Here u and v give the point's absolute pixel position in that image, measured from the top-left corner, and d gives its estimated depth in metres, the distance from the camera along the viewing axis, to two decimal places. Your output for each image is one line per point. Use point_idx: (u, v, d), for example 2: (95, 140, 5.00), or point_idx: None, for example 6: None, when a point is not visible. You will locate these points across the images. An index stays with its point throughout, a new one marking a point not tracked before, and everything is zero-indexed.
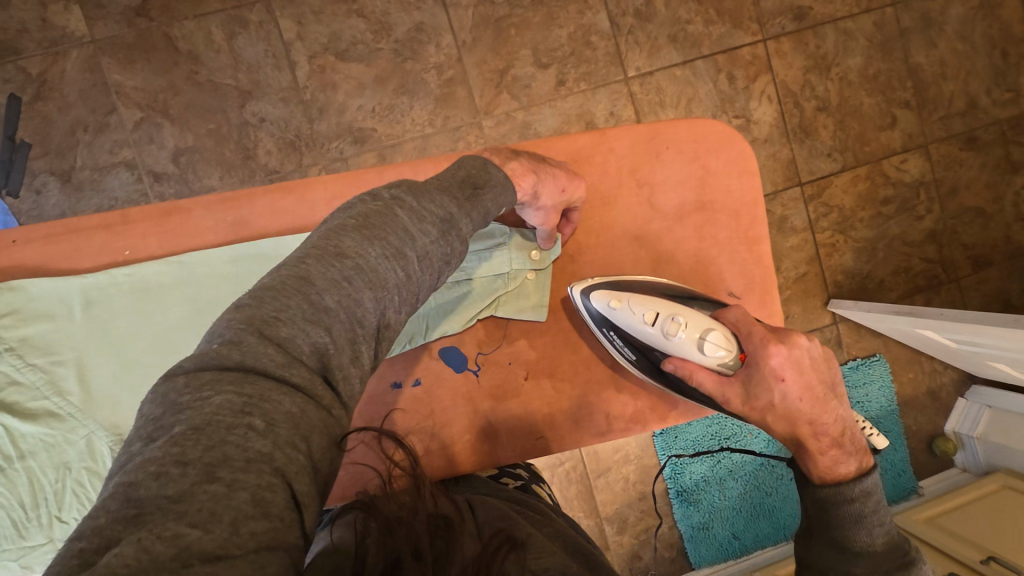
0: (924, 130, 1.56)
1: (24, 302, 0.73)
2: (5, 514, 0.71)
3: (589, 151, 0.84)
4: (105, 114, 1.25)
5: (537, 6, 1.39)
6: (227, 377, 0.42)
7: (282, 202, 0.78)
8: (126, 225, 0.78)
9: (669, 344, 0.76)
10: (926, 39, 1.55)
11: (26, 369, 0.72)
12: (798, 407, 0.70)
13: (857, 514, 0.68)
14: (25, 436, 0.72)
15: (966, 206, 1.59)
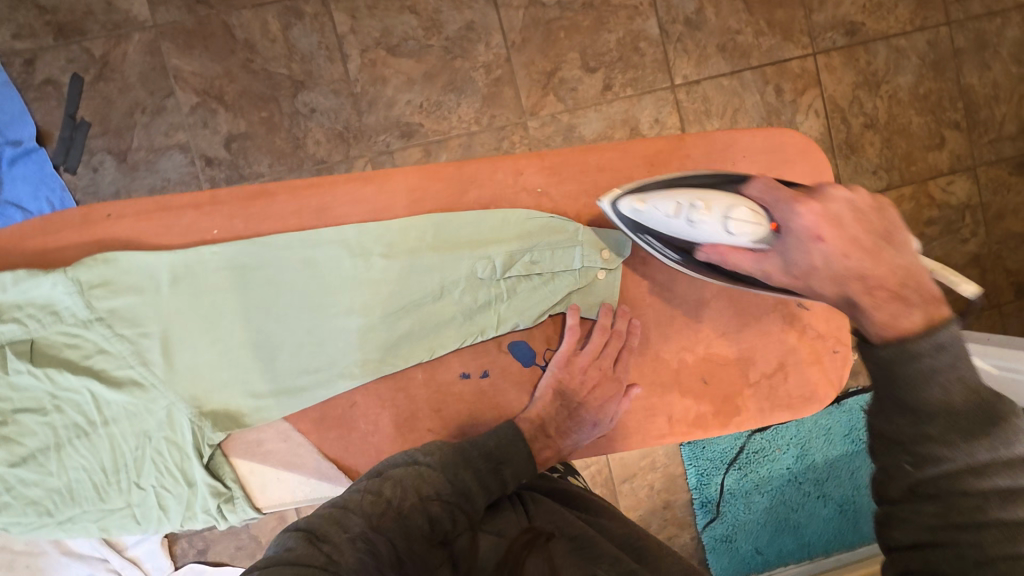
0: (972, 153, 1.54)
1: (116, 275, 0.76)
2: (86, 477, 0.78)
3: (662, 155, 0.84)
4: (163, 97, 1.28)
5: (587, 10, 1.39)
6: (378, 482, 0.64)
7: (363, 190, 0.80)
8: (216, 204, 0.78)
9: (697, 232, 0.77)
10: (980, 61, 1.53)
11: (115, 340, 0.76)
12: (843, 267, 0.67)
13: (942, 384, 0.53)
14: (109, 403, 0.78)
15: (1012, 231, 1.57)
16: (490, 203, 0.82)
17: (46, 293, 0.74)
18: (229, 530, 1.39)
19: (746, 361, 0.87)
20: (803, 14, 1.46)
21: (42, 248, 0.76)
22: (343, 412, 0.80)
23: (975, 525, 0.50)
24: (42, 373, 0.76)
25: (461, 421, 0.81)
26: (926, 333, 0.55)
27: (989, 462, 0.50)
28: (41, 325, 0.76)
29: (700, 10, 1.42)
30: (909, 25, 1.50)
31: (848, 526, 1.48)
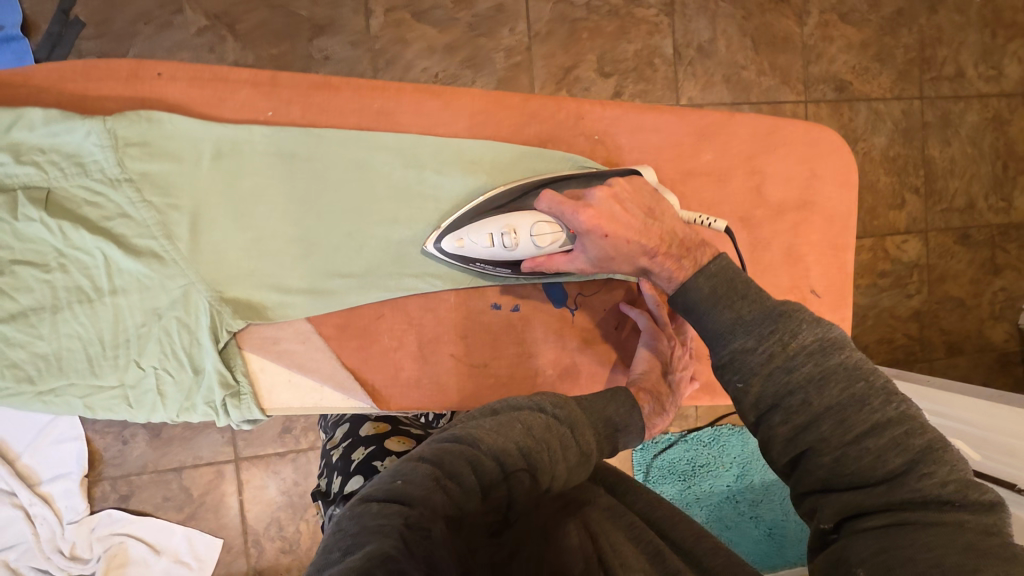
0: (927, 218, 1.70)
1: (157, 137, 0.71)
2: (79, 347, 0.72)
3: (715, 128, 0.87)
4: (171, 12, 1.21)
5: (612, 17, 1.44)
6: (502, 423, 0.62)
7: (427, 103, 0.79)
8: (275, 86, 0.76)
9: (518, 253, 0.77)
10: (942, 137, 1.69)
11: (141, 205, 0.71)
12: (627, 250, 0.74)
13: (732, 323, 0.63)
14: (122, 272, 0.72)
15: (950, 295, 1.73)
16: (549, 140, 0.84)
17: (76, 140, 0.69)
18: (159, 479, 1.28)
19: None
20: (802, 63, 1.57)
21: (78, 93, 0.71)
22: (368, 324, 0.81)
23: (851, 448, 0.56)
24: (53, 226, 0.69)
25: (484, 350, 0.84)
26: (702, 272, 0.67)
27: (815, 372, 0.58)
28: (61, 174, 0.70)
29: (713, 40, 1.50)
30: (887, 92, 1.64)
31: (775, 549, 1.54)
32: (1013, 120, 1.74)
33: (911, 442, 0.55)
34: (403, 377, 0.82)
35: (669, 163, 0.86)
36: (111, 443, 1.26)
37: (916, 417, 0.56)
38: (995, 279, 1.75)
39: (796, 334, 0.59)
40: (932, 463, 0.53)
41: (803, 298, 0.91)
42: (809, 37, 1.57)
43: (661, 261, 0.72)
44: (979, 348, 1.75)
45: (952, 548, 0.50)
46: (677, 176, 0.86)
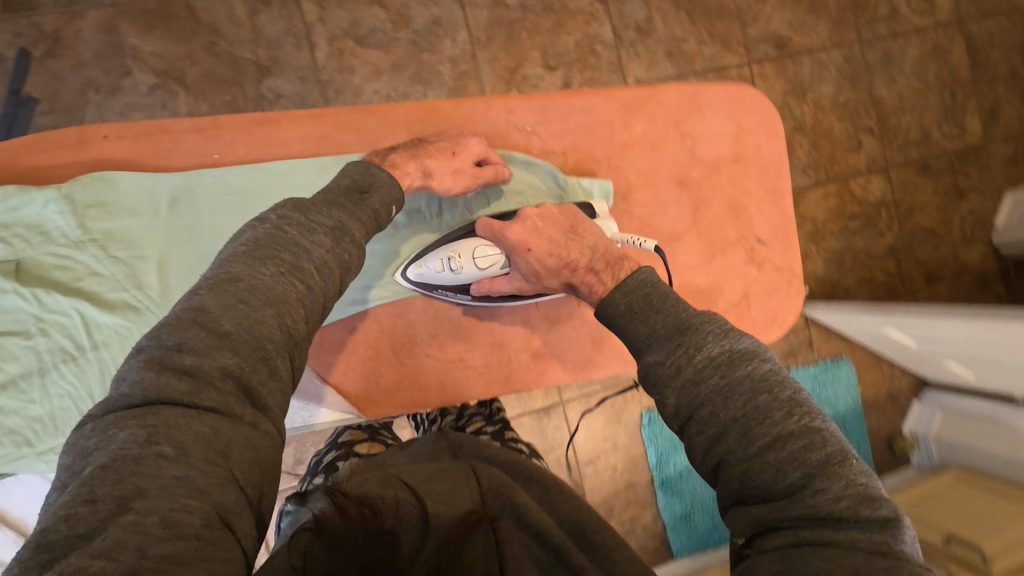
0: (885, 156, 1.74)
1: (114, 196, 0.74)
2: (73, 406, 0.71)
3: (639, 100, 0.89)
4: (119, 76, 1.24)
5: (548, 13, 1.47)
6: (268, 305, 0.52)
7: (366, 120, 0.82)
8: (218, 129, 0.79)
9: (464, 276, 0.81)
10: (887, 75, 1.73)
11: (108, 261, 0.73)
12: (553, 264, 0.76)
13: (648, 336, 0.63)
14: (100, 326, 0.72)
15: (920, 226, 1.77)
16: (489, 137, 0.86)
17: (38, 211, 0.72)
18: None
19: (712, 292, 0.90)
20: (739, 27, 1.61)
21: (34, 164, 0.74)
22: (342, 337, 0.83)
23: (754, 459, 0.53)
24: (27, 294, 0.70)
25: (456, 344, 0.86)
26: (618, 288, 0.67)
27: (719, 383, 0.56)
28: (29, 246, 0.71)
29: (649, 19, 1.54)
30: (826, 42, 1.68)
31: None
32: (953, 48, 1.79)
33: (810, 456, 0.52)
34: (383, 383, 0.84)
35: (603, 139, 0.88)
36: None
37: (821, 431, 0.53)
38: (961, 203, 1.79)
39: (701, 347, 0.59)
40: (829, 479, 0.51)
41: (751, 247, 0.92)
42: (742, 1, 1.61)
43: (585, 274, 0.74)
44: (957, 273, 1.78)
45: (843, 569, 0.47)
46: (613, 151, 0.89)
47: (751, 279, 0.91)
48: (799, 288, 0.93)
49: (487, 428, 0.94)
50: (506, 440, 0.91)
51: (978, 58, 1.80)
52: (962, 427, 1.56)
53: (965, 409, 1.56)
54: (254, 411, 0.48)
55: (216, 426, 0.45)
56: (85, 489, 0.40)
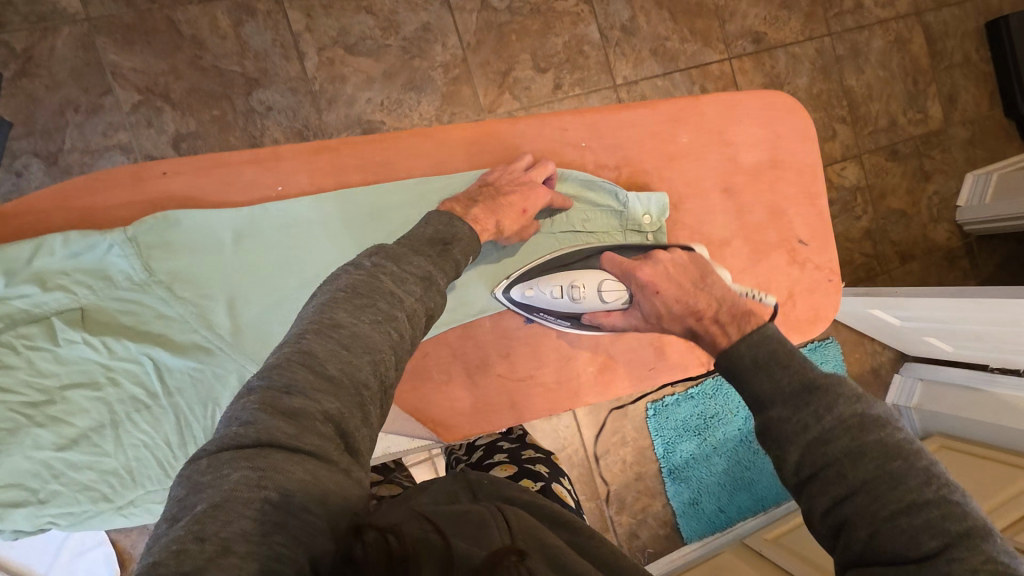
0: (858, 143, 1.82)
1: (178, 236, 0.71)
2: (147, 453, 0.71)
3: (682, 112, 0.90)
4: (99, 95, 1.18)
5: (535, 15, 1.48)
6: (364, 355, 0.52)
7: (424, 145, 0.81)
8: (278, 159, 0.77)
9: (579, 306, 0.83)
10: (856, 66, 1.81)
11: (176, 303, 0.71)
12: (677, 308, 0.77)
13: (773, 391, 0.60)
14: (172, 372, 0.71)
15: (892, 208, 1.86)
16: (541, 155, 0.86)
17: (99, 256, 0.69)
18: None
19: (761, 294, 0.93)
20: (719, 24, 1.65)
21: (90, 207, 0.72)
22: (416, 362, 0.84)
23: (887, 525, 0.51)
24: (95, 343, 0.68)
25: (527, 361, 0.88)
26: (744, 339, 0.65)
27: (852, 446, 0.54)
28: (93, 292, 0.69)
29: (633, 18, 1.57)
30: (800, 36, 1.75)
31: None
32: (913, 38, 1.88)
33: (948, 525, 0.50)
34: (460, 406, 0.86)
35: (651, 151, 0.89)
36: (138, 538, 1.17)
37: (958, 502, 0.51)
38: (927, 184, 1.89)
39: (832, 409, 0.56)
40: (973, 554, 0.48)
41: (792, 249, 0.95)
42: None
43: (709, 323, 0.72)
44: (927, 251, 1.89)
45: None
46: (661, 162, 0.89)
47: (795, 279, 0.95)
48: (838, 286, 0.96)
49: (505, 445, 1.01)
50: (524, 461, 0.96)
51: (936, 46, 1.90)
52: (942, 397, 1.66)
53: (944, 380, 1.66)
54: (348, 458, 0.48)
55: (317, 473, 0.45)
56: (198, 526, 0.40)
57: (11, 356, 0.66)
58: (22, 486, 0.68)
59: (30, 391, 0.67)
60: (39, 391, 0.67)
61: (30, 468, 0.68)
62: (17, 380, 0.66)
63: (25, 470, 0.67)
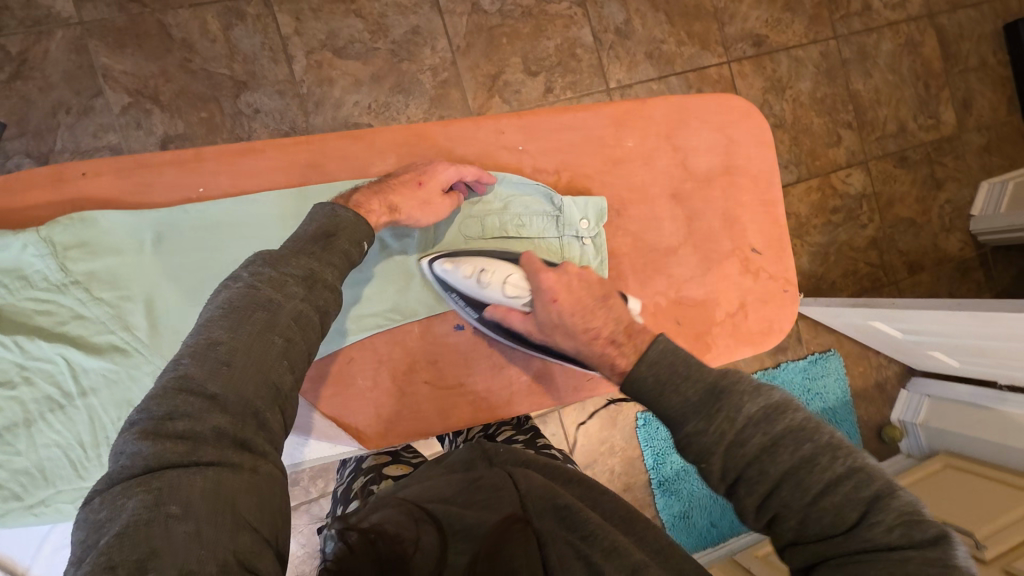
0: (864, 149, 1.76)
1: (94, 236, 0.71)
2: (60, 454, 0.69)
3: (630, 115, 0.87)
4: (90, 97, 1.21)
5: (527, 18, 1.47)
6: (245, 364, 0.53)
7: (344, 144, 0.80)
8: (201, 161, 0.77)
9: (483, 294, 0.80)
10: (863, 70, 1.76)
11: (92, 303, 0.71)
12: (574, 323, 0.75)
13: (682, 408, 0.60)
14: (88, 371, 0.70)
15: (901, 216, 1.80)
16: (475, 159, 0.84)
17: (15, 255, 0.68)
18: None
19: (709, 304, 0.87)
20: (717, 26, 1.62)
21: (10, 208, 0.72)
22: (338, 369, 0.81)
23: (811, 509, 0.53)
24: (8, 342, 0.67)
25: (457, 369, 0.84)
26: (643, 359, 0.64)
27: (767, 440, 0.55)
28: (8, 291, 0.68)
29: (628, 21, 1.54)
30: (804, 39, 1.70)
31: None
32: (925, 41, 1.82)
33: (862, 494, 0.52)
34: (382, 415, 0.82)
35: (593, 155, 0.86)
36: None
37: (864, 466, 0.53)
38: (940, 193, 1.82)
39: (740, 408, 0.56)
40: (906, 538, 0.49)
41: (745, 258, 0.90)
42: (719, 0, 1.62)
43: (603, 345, 0.71)
44: (937, 262, 1.82)
45: None
46: (604, 167, 0.86)
47: (748, 290, 0.88)
48: (796, 296, 0.90)
49: (518, 436, 0.90)
50: (539, 447, 0.87)
51: (950, 49, 1.84)
52: (950, 414, 1.58)
53: (953, 397, 1.59)
54: (250, 455, 0.50)
55: (219, 477, 0.47)
56: (106, 555, 0.41)
57: None
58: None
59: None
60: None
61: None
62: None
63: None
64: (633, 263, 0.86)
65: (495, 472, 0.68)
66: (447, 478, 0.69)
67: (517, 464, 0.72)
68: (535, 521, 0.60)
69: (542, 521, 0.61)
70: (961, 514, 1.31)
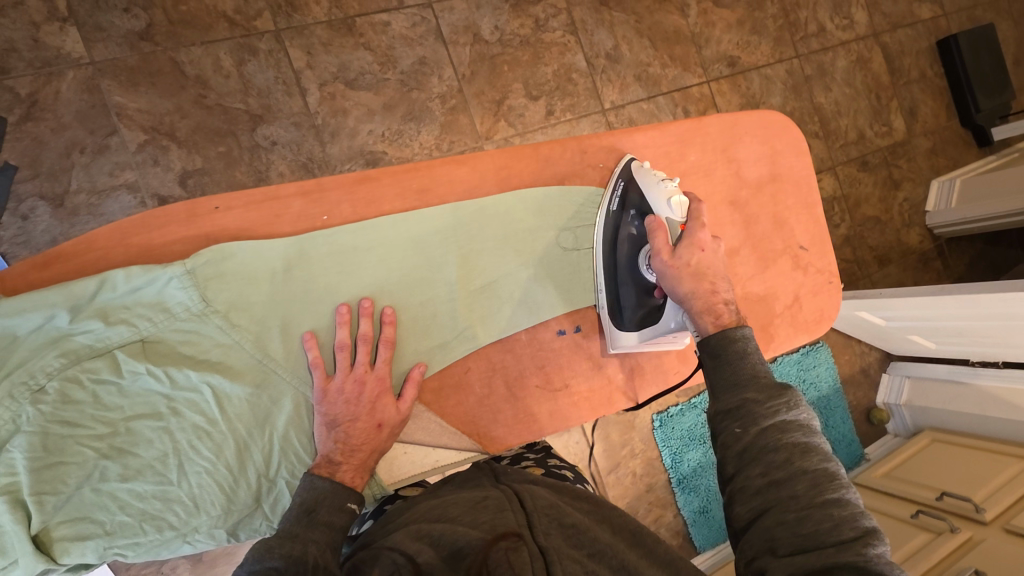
0: (831, 156, 1.93)
1: (233, 266, 0.68)
2: (210, 481, 0.66)
3: (693, 132, 0.90)
4: (105, 135, 1.20)
5: (525, 47, 1.55)
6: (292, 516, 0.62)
7: (457, 171, 0.79)
8: (322, 191, 0.74)
9: (657, 199, 0.79)
10: (824, 85, 1.93)
11: (232, 330, 0.68)
12: (701, 273, 0.75)
13: (747, 381, 0.67)
14: (232, 399, 0.67)
15: (868, 216, 1.96)
16: (565, 176, 0.84)
17: (159, 289, 0.65)
18: None
19: (771, 298, 0.93)
20: (695, 50, 1.75)
21: (148, 244, 0.69)
22: (458, 379, 0.78)
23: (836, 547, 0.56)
24: (159, 373, 0.65)
25: (563, 371, 0.83)
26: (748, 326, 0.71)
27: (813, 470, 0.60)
28: (153, 324, 0.65)
29: (616, 47, 1.65)
30: (771, 58, 1.86)
31: None
32: (873, 57, 2.01)
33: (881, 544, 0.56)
34: (501, 418, 0.80)
35: (664, 169, 0.89)
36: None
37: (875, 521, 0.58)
38: (899, 191, 2.01)
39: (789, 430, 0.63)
40: (833, 486, 0.59)
41: (796, 254, 0.95)
42: (694, 25, 1.76)
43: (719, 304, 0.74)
44: (904, 254, 1.99)
45: None
46: (673, 179, 0.89)
47: (800, 283, 0.95)
48: (840, 286, 0.97)
49: (529, 454, 0.95)
50: (550, 466, 0.90)
51: (895, 64, 2.04)
52: (930, 392, 1.72)
53: (931, 376, 1.73)
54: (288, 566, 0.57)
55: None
56: None
57: (76, 390, 0.63)
58: (89, 520, 0.62)
59: (94, 424, 0.63)
60: (103, 423, 0.64)
61: (93, 503, 0.63)
62: (80, 415, 0.63)
63: (90, 504, 0.63)
64: None
65: (502, 491, 0.64)
66: (455, 497, 0.65)
67: (526, 482, 0.68)
68: (540, 538, 0.56)
69: (548, 537, 0.56)
70: (959, 483, 1.42)
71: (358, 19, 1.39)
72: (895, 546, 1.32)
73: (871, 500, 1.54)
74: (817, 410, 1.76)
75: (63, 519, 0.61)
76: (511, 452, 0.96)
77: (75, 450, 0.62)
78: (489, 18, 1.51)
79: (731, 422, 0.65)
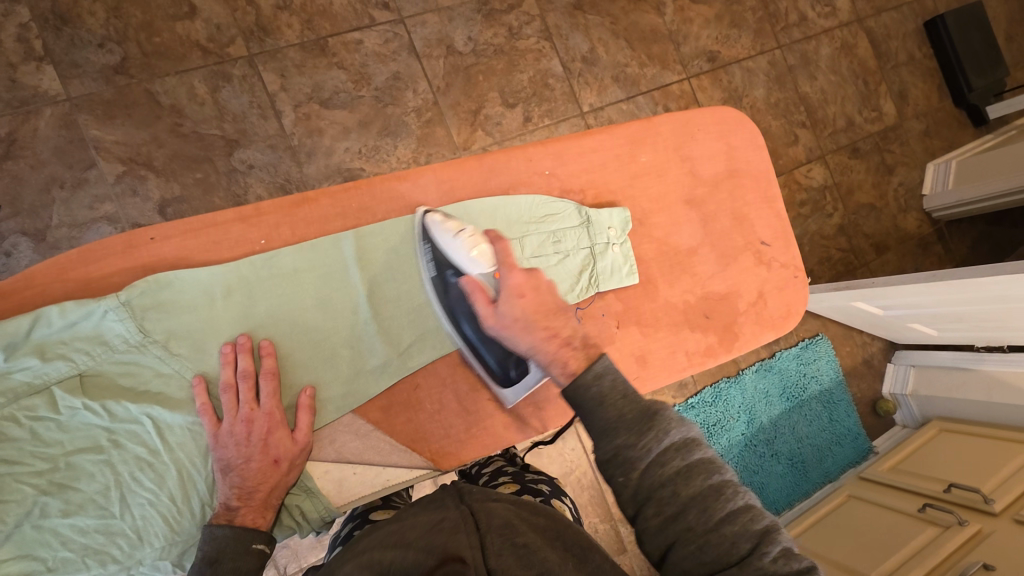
0: (820, 145, 1.90)
1: (171, 295, 0.68)
2: (154, 512, 0.66)
3: (642, 133, 0.89)
4: (83, 169, 1.21)
5: (500, 56, 1.55)
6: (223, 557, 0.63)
7: (399, 187, 0.79)
8: (261, 216, 0.75)
9: (463, 258, 0.75)
10: (808, 73, 1.91)
11: (172, 360, 0.68)
12: (531, 319, 0.72)
13: (615, 421, 0.62)
14: (174, 428, 0.68)
15: (861, 203, 1.93)
16: (511, 185, 0.83)
17: (95, 322, 0.65)
18: None
19: (734, 296, 0.91)
20: (674, 47, 1.74)
21: (87, 277, 0.69)
22: (409, 396, 0.77)
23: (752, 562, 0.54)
24: (96, 406, 0.65)
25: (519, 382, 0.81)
26: (592, 367, 0.66)
27: (706, 487, 0.58)
28: (91, 358, 0.66)
29: (593, 49, 1.64)
30: (752, 51, 1.84)
31: (801, 477, 1.66)
32: (857, 43, 1.98)
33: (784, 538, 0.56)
34: (455, 433, 0.78)
35: (615, 171, 0.87)
36: None
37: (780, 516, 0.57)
38: (893, 176, 1.97)
39: None
40: (722, 503, 0.57)
41: (758, 251, 0.94)
42: (672, 23, 1.75)
43: (559, 347, 0.70)
44: (900, 240, 1.95)
45: None
46: (624, 182, 0.88)
47: (764, 279, 0.93)
48: (805, 281, 0.95)
49: (509, 467, 0.95)
50: (526, 480, 0.89)
51: (880, 49, 2.01)
52: (937, 381, 1.68)
53: (937, 365, 1.68)
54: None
55: None
56: None
57: (13, 428, 0.63)
58: (31, 557, 0.63)
59: (35, 461, 0.63)
60: (44, 459, 0.64)
61: (35, 540, 0.63)
62: (19, 452, 0.63)
63: (31, 541, 0.63)
64: (660, 269, 0.88)
65: (459, 511, 0.63)
66: (415, 519, 0.64)
67: (491, 500, 0.67)
68: (491, 560, 0.57)
69: (499, 559, 0.57)
70: (967, 474, 1.38)
71: (331, 39, 1.40)
72: (902, 541, 1.28)
73: (878, 494, 1.50)
74: (820, 404, 1.72)
75: (5, 558, 0.62)
76: (493, 467, 0.98)
77: (15, 488, 0.62)
78: (462, 30, 1.52)
79: (612, 471, 0.60)
